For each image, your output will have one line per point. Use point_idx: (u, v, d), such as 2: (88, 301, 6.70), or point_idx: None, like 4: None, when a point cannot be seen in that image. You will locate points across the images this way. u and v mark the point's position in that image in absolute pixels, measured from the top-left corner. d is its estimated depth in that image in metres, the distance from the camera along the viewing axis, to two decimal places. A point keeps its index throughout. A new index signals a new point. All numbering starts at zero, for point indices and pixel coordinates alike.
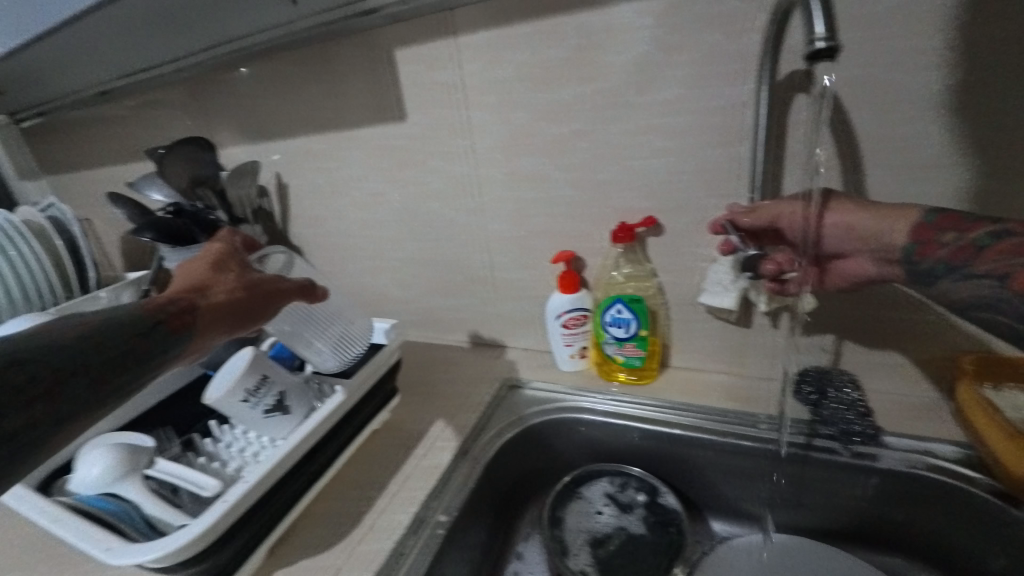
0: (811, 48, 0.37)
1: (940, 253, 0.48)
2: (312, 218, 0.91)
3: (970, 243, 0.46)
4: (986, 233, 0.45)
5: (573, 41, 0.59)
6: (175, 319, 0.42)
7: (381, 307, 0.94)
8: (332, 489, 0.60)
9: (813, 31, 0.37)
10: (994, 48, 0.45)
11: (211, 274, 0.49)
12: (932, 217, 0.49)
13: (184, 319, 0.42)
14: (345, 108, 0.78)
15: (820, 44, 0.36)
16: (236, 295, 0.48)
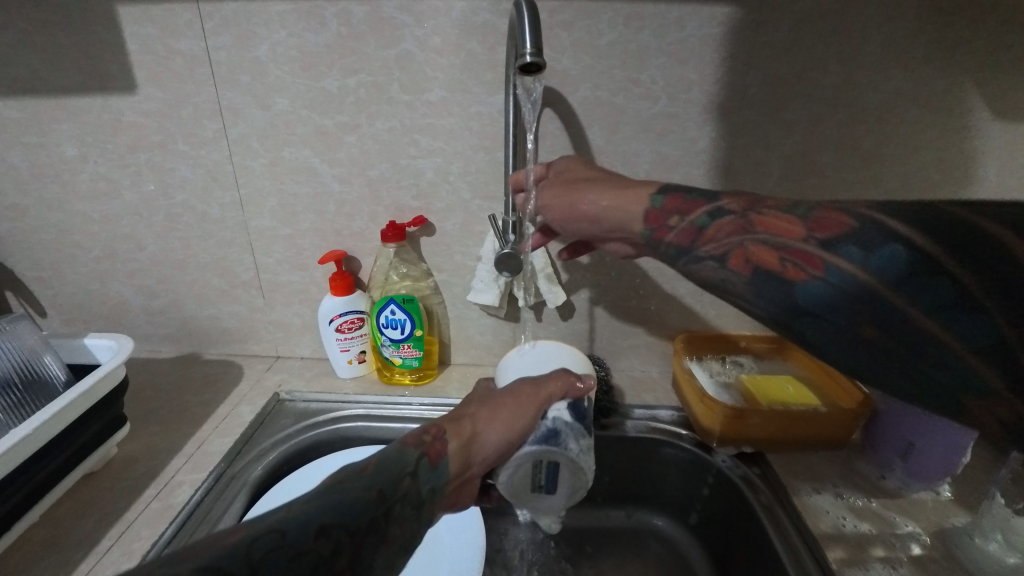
0: (523, 62, 0.43)
1: (670, 238, 0.43)
2: (6, 209, 0.70)
3: (692, 225, 0.42)
4: (704, 213, 0.42)
5: (334, 28, 0.57)
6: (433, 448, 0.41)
7: (120, 319, 0.77)
8: (10, 561, 0.49)
9: (524, 47, 0.43)
10: (677, 91, 0.60)
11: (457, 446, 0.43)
12: (659, 201, 0.45)
13: (440, 445, 0.42)
14: (48, 70, 0.62)
15: (529, 59, 0.42)
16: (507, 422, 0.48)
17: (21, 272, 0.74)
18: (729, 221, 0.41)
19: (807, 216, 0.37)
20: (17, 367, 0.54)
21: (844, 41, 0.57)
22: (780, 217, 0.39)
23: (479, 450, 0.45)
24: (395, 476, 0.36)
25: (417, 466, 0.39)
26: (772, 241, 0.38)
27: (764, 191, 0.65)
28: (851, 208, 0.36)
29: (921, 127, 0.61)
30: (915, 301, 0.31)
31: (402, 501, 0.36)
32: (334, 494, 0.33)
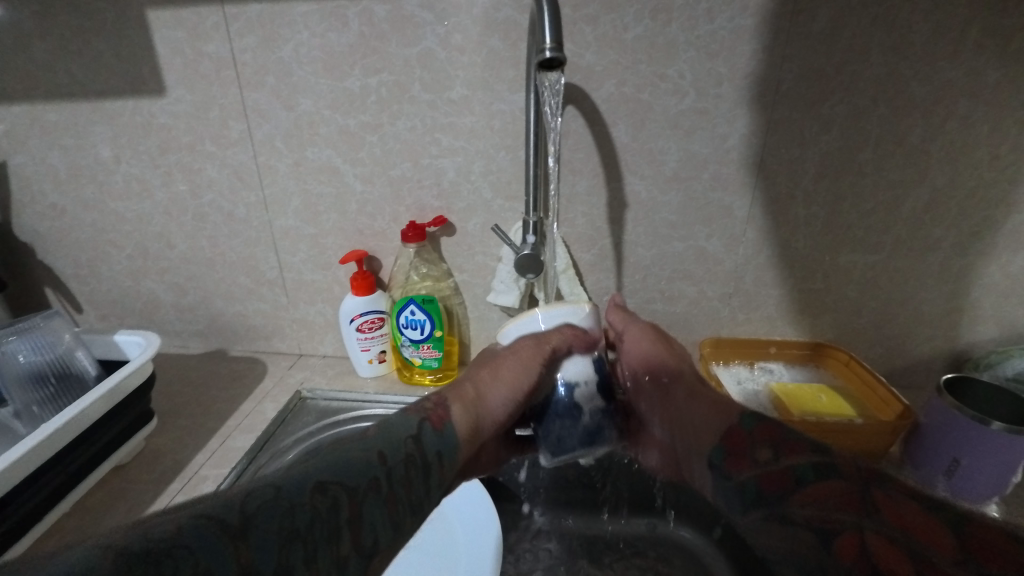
0: (543, 57, 0.42)
1: (750, 472, 0.45)
2: (46, 209, 0.73)
3: (761, 447, 0.46)
4: (775, 450, 0.45)
5: (356, 28, 0.57)
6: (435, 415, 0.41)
7: (152, 315, 0.79)
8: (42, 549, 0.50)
9: (544, 42, 0.42)
10: (706, 86, 0.57)
11: (460, 411, 0.44)
12: (753, 422, 0.48)
13: (442, 410, 0.42)
14: (85, 74, 0.64)
15: (549, 54, 0.41)
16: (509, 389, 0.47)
17: (60, 269, 0.77)
18: (801, 455, 0.43)
19: (873, 481, 0.39)
20: (50, 362, 0.56)
21: (887, 31, 0.54)
22: (823, 483, 0.41)
23: (485, 414, 0.46)
24: (400, 437, 0.36)
25: (422, 431, 0.39)
26: (866, 501, 0.38)
27: (798, 190, 0.62)
28: (911, 497, 0.37)
29: (972, 121, 0.57)
30: (966, 562, 0.32)
31: (405, 465, 0.35)
32: (334, 458, 0.32)
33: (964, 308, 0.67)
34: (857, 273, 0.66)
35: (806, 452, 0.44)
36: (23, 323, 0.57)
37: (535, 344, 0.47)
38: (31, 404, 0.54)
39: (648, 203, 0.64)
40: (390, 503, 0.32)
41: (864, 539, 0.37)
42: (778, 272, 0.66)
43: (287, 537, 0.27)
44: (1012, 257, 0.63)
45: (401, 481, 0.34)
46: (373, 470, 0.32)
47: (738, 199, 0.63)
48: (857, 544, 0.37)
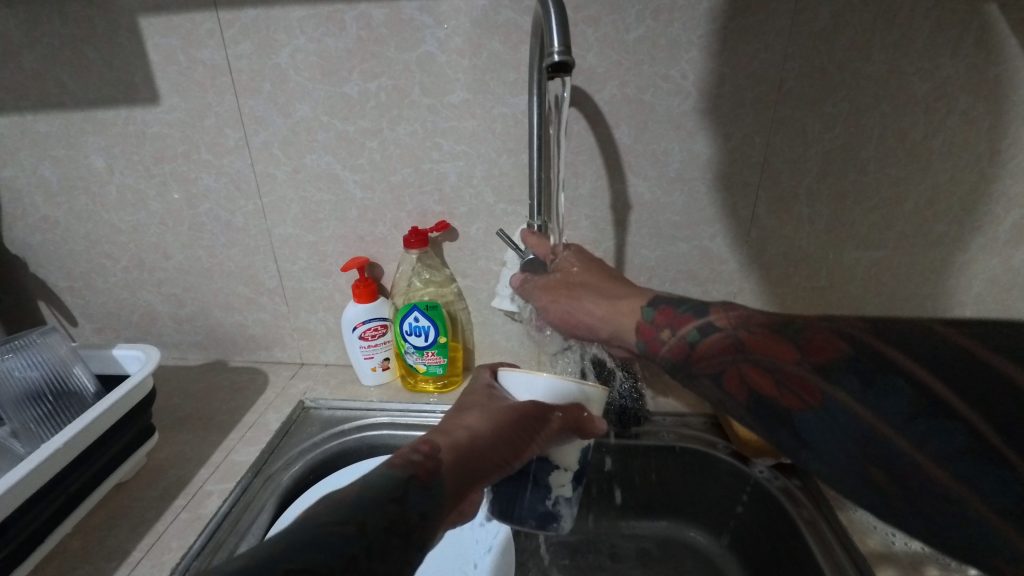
0: (550, 61, 0.41)
1: (664, 351, 0.44)
2: (38, 221, 0.72)
3: (683, 341, 0.43)
4: (694, 328, 0.42)
5: (354, 32, 0.56)
6: (422, 468, 0.37)
7: (149, 327, 0.78)
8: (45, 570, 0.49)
9: (551, 46, 0.41)
10: (709, 85, 0.57)
11: (453, 460, 0.39)
12: (650, 314, 0.46)
13: (432, 463, 0.38)
14: (75, 83, 0.62)
15: (557, 58, 0.41)
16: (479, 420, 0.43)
17: (53, 282, 0.76)
18: (721, 338, 0.41)
19: (804, 358, 0.37)
20: (48, 378, 0.55)
21: (889, 27, 0.54)
22: (770, 347, 0.39)
23: (476, 462, 0.40)
24: (379, 504, 0.34)
25: (406, 491, 0.35)
26: (807, 375, 0.36)
27: (801, 189, 0.62)
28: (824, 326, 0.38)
29: (972, 116, 0.57)
30: (913, 423, 0.32)
31: (387, 532, 0.33)
32: (308, 535, 0.31)
33: (966, 303, 0.67)
34: (860, 270, 0.66)
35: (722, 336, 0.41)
36: (19, 340, 0.55)
37: (485, 390, 0.47)
38: (28, 422, 0.52)
39: (652, 205, 0.63)
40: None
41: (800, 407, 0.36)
42: (782, 270, 0.66)
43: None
44: (1014, 250, 0.63)
45: (386, 543, 0.32)
46: (348, 543, 0.31)
47: (741, 199, 0.62)
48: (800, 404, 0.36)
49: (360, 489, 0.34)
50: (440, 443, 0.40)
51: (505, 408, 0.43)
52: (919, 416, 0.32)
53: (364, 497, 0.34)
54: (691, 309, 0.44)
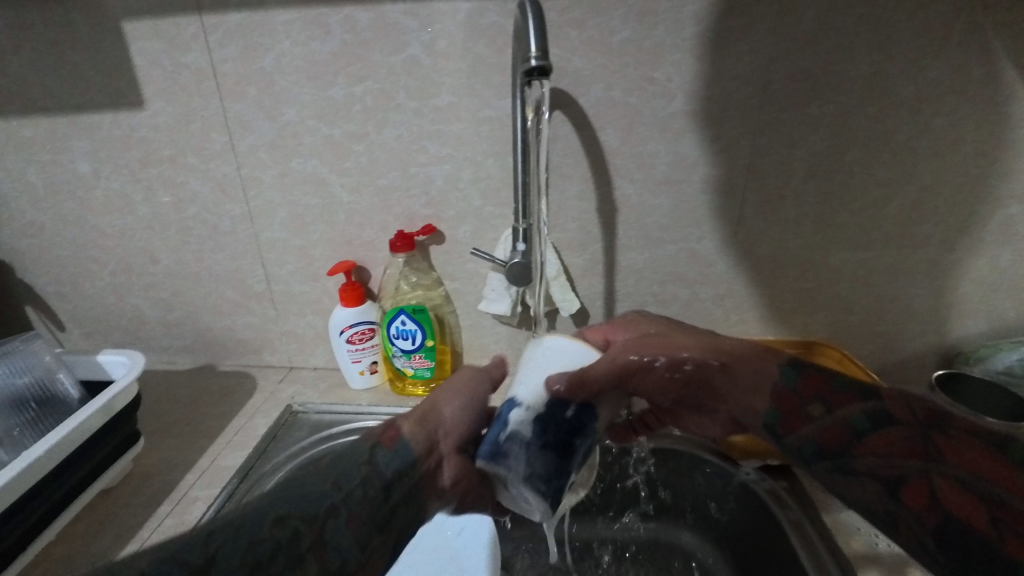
0: (530, 66, 0.41)
1: (806, 429, 0.44)
2: (24, 226, 0.71)
3: (837, 419, 0.43)
4: (861, 414, 0.42)
5: (339, 36, 0.56)
6: (383, 437, 0.39)
7: (137, 332, 0.78)
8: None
9: (530, 50, 0.41)
10: (694, 88, 0.57)
11: (413, 424, 0.41)
12: (796, 379, 0.46)
13: (391, 430, 0.40)
14: (60, 87, 0.62)
15: (535, 63, 0.41)
16: (449, 399, 0.45)
17: (41, 287, 0.75)
18: (856, 404, 0.43)
19: (931, 424, 0.40)
20: (32, 385, 0.55)
21: (873, 29, 0.54)
22: (880, 434, 0.41)
23: (440, 421, 0.42)
24: (353, 463, 0.36)
25: (374, 454, 0.38)
26: (930, 449, 0.40)
27: (787, 190, 0.62)
28: (973, 436, 0.40)
29: (957, 118, 0.57)
30: (980, 478, 0.38)
31: (363, 486, 0.35)
32: (290, 492, 0.34)
33: (953, 303, 0.67)
34: (848, 271, 0.66)
35: (859, 401, 0.43)
36: (3, 346, 0.56)
37: (468, 375, 0.48)
38: (12, 429, 0.52)
39: (640, 207, 0.63)
40: (354, 522, 0.34)
41: (934, 485, 0.39)
42: (770, 272, 0.66)
43: (251, 569, 0.30)
44: (999, 251, 0.64)
45: (366, 498, 0.35)
46: (327, 498, 0.34)
47: (727, 201, 0.62)
48: (928, 491, 0.39)
49: (337, 456, 0.37)
50: (401, 421, 0.41)
51: (473, 394, 0.46)
52: (981, 473, 0.38)
53: (340, 459, 0.37)
54: (849, 385, 0.44)
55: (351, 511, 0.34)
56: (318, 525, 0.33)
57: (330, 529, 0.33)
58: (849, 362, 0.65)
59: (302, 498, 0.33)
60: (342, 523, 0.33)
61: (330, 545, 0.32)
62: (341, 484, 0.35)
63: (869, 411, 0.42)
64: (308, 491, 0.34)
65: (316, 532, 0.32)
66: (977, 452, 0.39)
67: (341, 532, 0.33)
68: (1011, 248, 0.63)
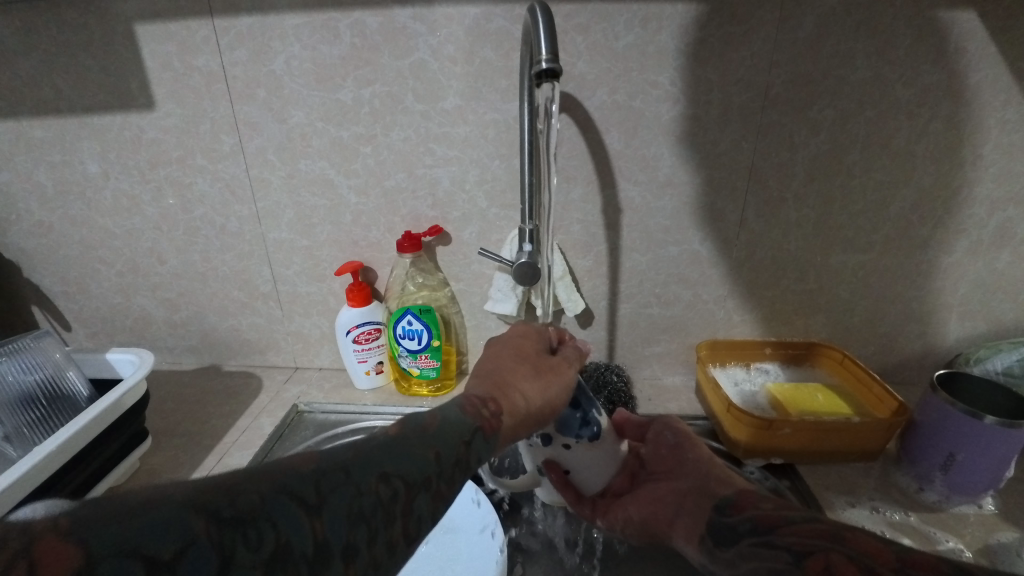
0: (539, 69, 0.42)
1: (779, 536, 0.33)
2: (32, 226, 0.72)
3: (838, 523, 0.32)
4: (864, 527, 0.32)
5: (348, 39, 0.57)
6: (477, 417, 0.37)
7: (143, 332, 0.78)
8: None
9: (539, 54, 0.42)
10: (697, 91, 0.58)
11: (511, 426, 0.39)
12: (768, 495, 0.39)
13: (495, 422, 0.37)
14: (71, 89, 0.63)
15: (545, 66, 0.42)
16: (530, 389, 0.42)
17: (47, 287, 0.76)
18: (788, 508, 0.36)
19: (847, 522, 0.32)
20: (42, 383, 0.55)
21: (872, 35, 0.55)
22: (805, 522, 0.33)
23: (528, 421, 0.41)
24: (453, 443, 0.33)
25: (473, 437, 0.35)
26: (836, 530, 0.31)
27: (788, 193, 0.63)
28: (878, 535, 0.30)
29: (954, 122, 0.58)
30: (903, 570, 0.27)
31: (455, 467, 0.33)
32: (398, 447, 0.30)
33: (952, 305, 0.68)
34: (848, 273, 0.67)
35: (795, 506, 0.36)
36: (13, 343, 0.55)
37: (556, 362, 0.46)
38: (21, 425, 0.52)
39: (643, 209, 0.64)
40: (436, 496, 0.31)
41: (829, 562, 0.30)
42: (771, 273, 0.67)
43: (354, 521, 0.26)
44: (997, 253, 0.65)
45: (449, 475, 0.32)
46: (423, 463, 0.31)
47: (730, 203, 0.63)
48: (824, 569, 0.30)
49: (438, 421, 0.34)
50: (492, 408, 0.38)
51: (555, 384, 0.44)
52: (909, 565, 0.27)
53: (443, 429, 0.34)
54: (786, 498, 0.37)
55: (430, 487, 0.30)
56: (411, 489, 0.29)
57: (420, 500, 0.29)
58: (851, 364, 0.66)
59: (398, 458, 0.30)
60: (429, 495, 0.30)
61: (412, 516, 0.29)
62: (436, 455, 0.32)
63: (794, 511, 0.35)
64: (400, 458, 0.30)
65: (410, 497, 0.29)
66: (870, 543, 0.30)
67: (422, 504, 0.30)
68: (1008, 250, 0.64)
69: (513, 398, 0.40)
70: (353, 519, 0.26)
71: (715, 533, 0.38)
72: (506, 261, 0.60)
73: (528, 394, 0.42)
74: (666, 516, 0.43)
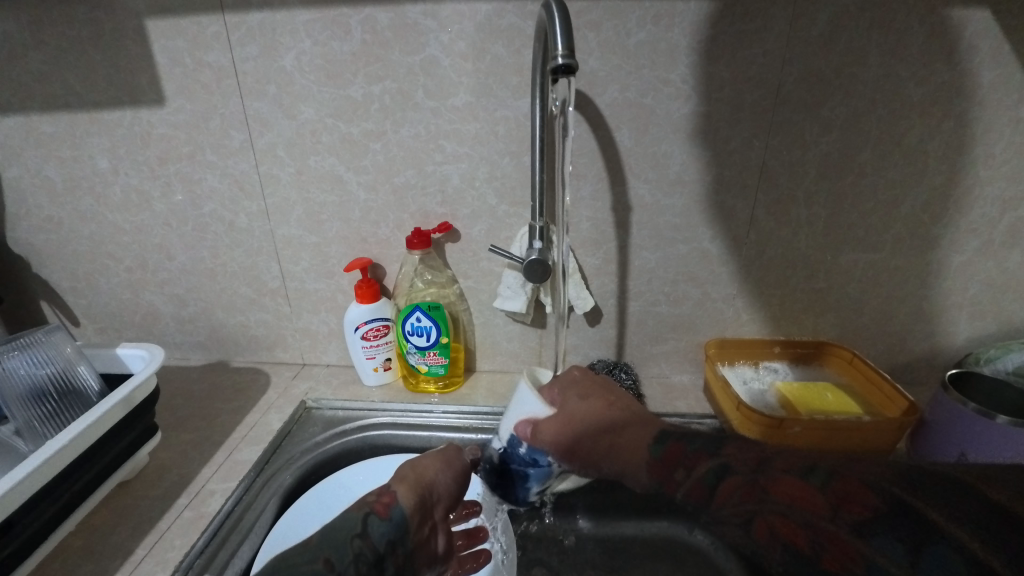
0: (554, 65, 0.42)
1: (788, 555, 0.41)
2: (42, 221, 0.72)
3: (753, 483, 0.42)
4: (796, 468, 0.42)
5: (359, 36, 0.57)
6: (380, 504, 0.44)
7: (151, 328, 0.78)
8: (49, 566, 0.50)
9: (555, 50, 0.42)
10: (709, 88, 0.58)
11: (407, 490, 0.46)
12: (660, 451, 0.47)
13: (388, 497, 0.45)
14: (81, 85, 0.63)
15: (560, 61, 0.42)
16: (436, 474, 0.49)
17: (56, 282, 0.76)
18: (705, 463, 0.45)
19: (759, 468, 0.43)
20: (53, 376, 0.55)
21: (884, 34, 0.55)
22: (727, 482, 0.43)
23: (430, 489, 0.47)
24: (346, 539, 0.41)
25: (367, 526, 0.43)
26: (760, 489, 0.42)
27: (799, 191, 0.62)
28: (788, 474, 0.42)
29: (966, 121, 0.58)
30: (837, 518, 0.39)
31: (353, 562, 0.40)
32: (284, 571, 0.38)
33: (962, 305, 0.68)
34: (858, 272, 0.67)
35: (709, 458, 0.45)
36: (24, 338, 0.55)
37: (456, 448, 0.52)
38: (32, 420, 0.53)
39: (653, 207, 0.64)
40: None
41: (772, 522, 0.41)
42: (781, 272, 0.67)
43: None
44: (1008, 252, 0.64)
45: None
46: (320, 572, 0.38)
47: (741, 201, 0.63)
48: (768, 529, 0.41)
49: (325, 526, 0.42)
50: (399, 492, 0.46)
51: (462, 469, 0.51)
52: (839, 506, 0.39)
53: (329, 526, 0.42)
54: (698, 445, 0.46)
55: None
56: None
57: None
58: (861, 363, 0.66)
59: None
60: None
61: None
62: (330, 556, 0.39)
63: (718, 465, 0.44)
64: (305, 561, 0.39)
65: None
66: (790, 485, 0.41)
67: None
68: (1019, 250, 0.64)
69: (417, 481, 0.47)
70: None
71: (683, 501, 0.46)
72: (516, 258, 0.60)
73: (434, 477, 0.48)
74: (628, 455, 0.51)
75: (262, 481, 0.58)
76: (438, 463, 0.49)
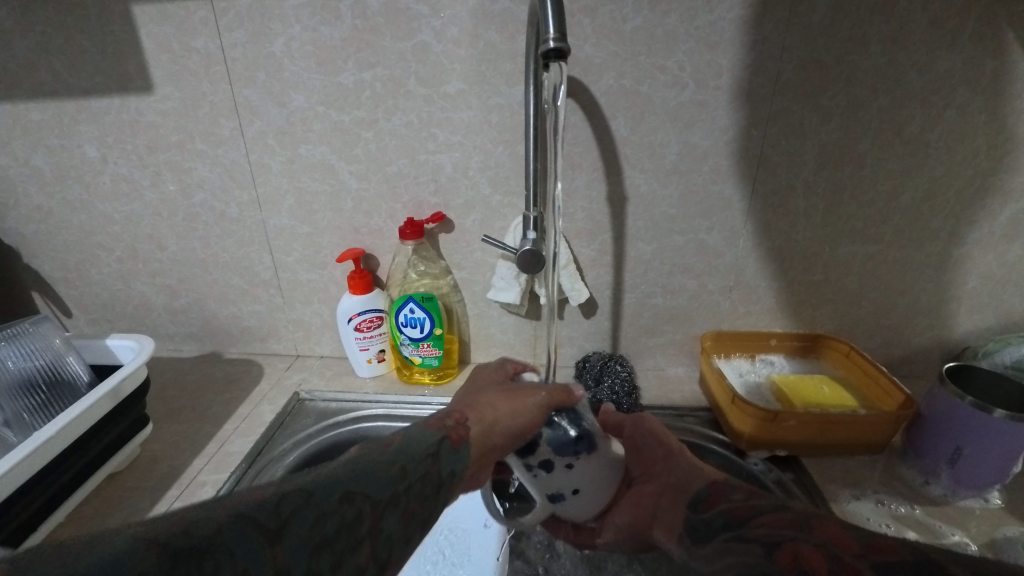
0: (545, 48, 0.41)
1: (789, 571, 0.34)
2: (31, 211, 0.71)
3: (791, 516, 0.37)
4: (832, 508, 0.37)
5: (349, 21, 0.56)
6: (455, 432, 0.40)
7: (143, 319, 0.78)
8: None
9: (546, 33, 0.41)
10: (706, 76, 0.57)
11: (480, 433, 0.41)
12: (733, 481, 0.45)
13: (462, 431, 0.40)
14: (67, 71, 0.62)
15: (552, 45, 0.41)
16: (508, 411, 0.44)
17: (46, 273, 0.75)
18: (767, 497, 0.41)
19: (816, 507, 0.37)
20: (41, 367, 0.55)
21: (887, 19, 0.53)
22: (773, 514, 0.38)
23: (500, 436, 0.43)
24: (420, 455, 0.35)
25: (438, 449, 0.37)
26: (805, 517, 0.36)
27: (797, 181, 0.61)
28: (842, 517, 0.35)
29: (968, 111, 0.57)
30: (862, 556, 0.32)
31: (424, 481, 0.34)
32: (361, 470, 0.31)
33: (961, 298, 0.67)
34: (856, 264, 0.66)
35: (772, 496, 0.41)
36: (11, 329, 0.54)
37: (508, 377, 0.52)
38: (21, 412, 0.52)
39: (649, 197, 0.63)
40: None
41: (797, 551, 0.34)
42: (778, 264, 0.66)
43: (319, 545, 0.27)
44: (1009, 245, 0.63)
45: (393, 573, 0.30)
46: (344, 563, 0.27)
47: (740, 192, 0.62)
48: (789, 555, 0.34)
49: (375, 444, 0.34)
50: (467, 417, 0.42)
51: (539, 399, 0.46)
52: (864, 549, 0.32)
53: (395, 451, 0.34)
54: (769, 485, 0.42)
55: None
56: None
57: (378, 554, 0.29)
58: (857, 356, 0.65)
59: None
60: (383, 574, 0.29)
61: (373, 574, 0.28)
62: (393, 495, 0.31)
63: (775, 501, 0.39)
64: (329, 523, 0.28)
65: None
66: (839, 528, 0.35)
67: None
68: (1020, 242, 0.63)
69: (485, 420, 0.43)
70: (308, 541, 0.27)
71: (693, 530, 0.43)
72: (509, 248, 0.60)
73: (507, 418, 0.44)
74: (645, 519, 0.47)
75: (254, 473, 0.58)
76: (518, 394, 0.46)
